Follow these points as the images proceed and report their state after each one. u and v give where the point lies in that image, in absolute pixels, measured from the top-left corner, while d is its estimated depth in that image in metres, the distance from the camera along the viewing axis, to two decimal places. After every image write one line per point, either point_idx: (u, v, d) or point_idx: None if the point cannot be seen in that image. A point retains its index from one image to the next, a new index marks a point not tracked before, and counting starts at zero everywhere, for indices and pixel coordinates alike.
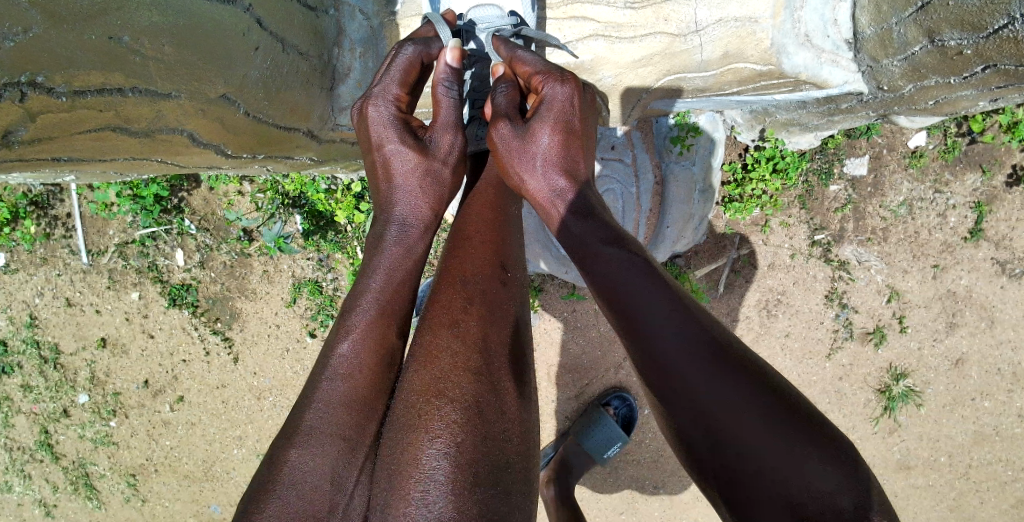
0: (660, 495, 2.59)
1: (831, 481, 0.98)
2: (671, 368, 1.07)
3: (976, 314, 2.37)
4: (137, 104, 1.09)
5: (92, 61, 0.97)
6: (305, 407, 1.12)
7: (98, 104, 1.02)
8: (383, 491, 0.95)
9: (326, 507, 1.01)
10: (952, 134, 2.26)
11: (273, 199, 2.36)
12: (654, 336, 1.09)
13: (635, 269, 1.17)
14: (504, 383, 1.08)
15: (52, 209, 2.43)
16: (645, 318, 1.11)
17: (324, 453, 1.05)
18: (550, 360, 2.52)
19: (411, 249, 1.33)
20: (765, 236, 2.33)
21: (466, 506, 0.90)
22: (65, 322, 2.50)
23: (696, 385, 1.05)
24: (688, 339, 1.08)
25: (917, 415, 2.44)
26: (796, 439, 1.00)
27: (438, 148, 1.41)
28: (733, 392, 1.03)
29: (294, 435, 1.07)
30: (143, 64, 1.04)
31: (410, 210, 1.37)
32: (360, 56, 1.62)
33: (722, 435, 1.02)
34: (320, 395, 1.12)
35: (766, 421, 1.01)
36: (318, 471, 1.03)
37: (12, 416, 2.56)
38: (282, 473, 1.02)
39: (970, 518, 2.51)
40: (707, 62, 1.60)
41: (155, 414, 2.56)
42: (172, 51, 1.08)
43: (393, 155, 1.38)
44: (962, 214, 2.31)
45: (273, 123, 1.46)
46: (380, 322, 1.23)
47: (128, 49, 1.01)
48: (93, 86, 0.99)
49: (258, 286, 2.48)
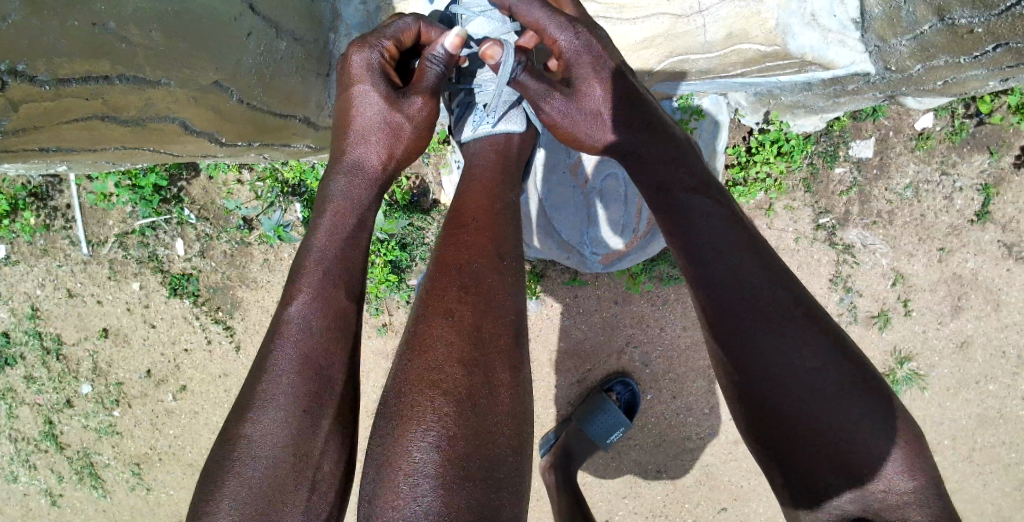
0: (663, 479, 2.59)
1: (867, 442, 1.05)
2: (735, 331, 1.13)
3: (981, 297, 2.35)
4: (124, 93, 1.06)
5: (80, 47, 0.94)
6: (257, 376, 1.14)
7: (85, 91, 1.00)
8: (373, 479, 0.98)
9: (287, 476, 1.07)
10: (959, 116, 2.22)
11: (272, 187, 2.34)
12: (719, 298, 1.16)
13: (706, 238, 1.21)
14: (498, 373, 1.08)
15: (51, 200, 2.41)
16: (717, 280, 1.16)
17: (280, 420, 1.09)
18: (552, 346, 2.51)
19: (355, 206, 1.34)
20: (769, 219, 2.30)
21: (455, 500, 0.92)
22: (66, 313, 2.50)
23: (752, 342, 1.11)
24: (754, 305, 1.13)
25: (921, 398, 2.43)
26: (850, 407, 1.06)
27: (409, 104, 1.43)
28: (793, 360, 1.08)
29: (247, 409, 1.11)
30: (131, 52, 1.02)
31: (360, 159, 1.39)
32: (357, 40, 1.63)
33: (763, 392, 1.10)
34: (267, 365, 1.14)
35: (822, 392, 1.06)
36: (273, 443, 1.07)
37: (16, 408, 2.57)
38: (238, 448, 1.06)
39: (972, 500, 2.50)
40: (711, 43, 1.57)
41: (158, 403, 2.56)
42: (160, 38, 1.06)
43: (359, 98, 1.40)
44: (968, 196, 2.28)
45: (269, 111, 1.44)
46: (329, 287, 1.23)
47: (115, 36, 0.98)
48: (77, 74, 0.96)
49: (259, 274, 2.47)
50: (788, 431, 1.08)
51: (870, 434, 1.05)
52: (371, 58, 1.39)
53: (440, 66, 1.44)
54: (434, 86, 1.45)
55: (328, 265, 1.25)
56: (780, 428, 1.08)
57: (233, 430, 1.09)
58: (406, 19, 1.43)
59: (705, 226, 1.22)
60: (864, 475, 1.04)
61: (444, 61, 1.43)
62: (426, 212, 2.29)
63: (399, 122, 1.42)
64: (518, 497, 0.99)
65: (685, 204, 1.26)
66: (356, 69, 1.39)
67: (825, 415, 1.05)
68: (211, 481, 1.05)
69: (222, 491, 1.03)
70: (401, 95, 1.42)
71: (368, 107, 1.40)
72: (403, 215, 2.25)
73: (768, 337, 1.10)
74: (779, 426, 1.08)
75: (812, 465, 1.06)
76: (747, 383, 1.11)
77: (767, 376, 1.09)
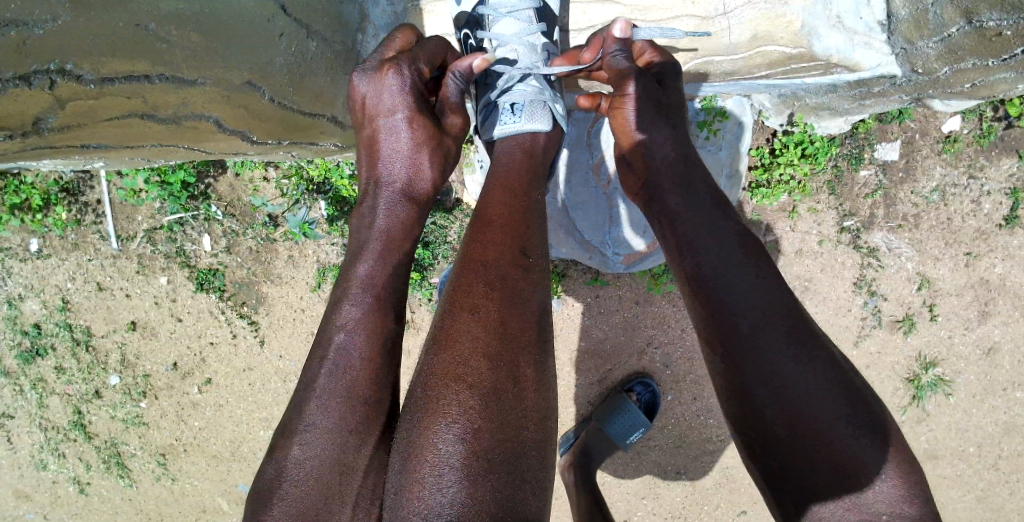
0: (682, 480, 2.59)
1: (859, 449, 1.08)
2: (743, 340, 1.16)
3: (1009, 303, 2.32)
4: (162, 91, 1.10)
5: (123, 46, 0.97)
6: (305, 399, 1.19)
7: (126, 90, 1.04)
8: (400, 469, 1.01)
9: (334, 495, 1.11)
10: (987, 119, 2.19)
11: (298, 184, 2.37)
12: (730, 307, 1.19)
13: (713, 241, 1.26)
14: (523, 368, 1.09)
15: (82, 196, 2.48)
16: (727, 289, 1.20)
17: (324, 446, 1.13)
18: (571, 346, 2.52)
19: (404, 228, 1.41)
20: (792, 222, 2.29)
21: (480, 492, 0.94)
22: (96, 306, 2.57)
23: (752, 341, 1.15)
24: (763, 313, 1.16)
25: (946, 404, 2.40)
26: (843, 414, 1.10)
27: (447, 123, 1.56)
28: (799, 368, 1.12)
29: (295, 431, 1.15)
30: (170, 51, 1.05)
31: (410, 182, 1.47)
32: (384, 41, 1.66)
33: (760, 391, 1.13)
34: (315, 387, 1.19)
35: (825, 400, 1.10)
36: (321, 462, 1.12)
37: (47, 397, 2.64)
38: (286, 468, 1.11)
39: (999, 509, 2.45)
40: (736, 44, 1.57)
41: (184, 395, 2.62)
42: (196, 37, 1.08)
43: (400, 123, 1.46)
44: (996, 200, 2.25)
45: (299, 110, 1.47)
46: (373, 309, 1.29)
47: (155, 36, 1.01)
48: (120, 74, 1.00)
49: (283, 270, 2.51)
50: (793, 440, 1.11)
51: (861, 440, 1.08)
52: (412, 82, 1.45)
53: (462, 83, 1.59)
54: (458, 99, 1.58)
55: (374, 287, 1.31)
56: (784, 437, 1.11)
57: (281, 449, 1.14)
58: (430, 40, 1.53)
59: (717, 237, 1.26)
60: (855, 478, 1.07)
61: (465, 76, 1.58)
62: (449, 210, 2.30)
63: (439, 141, 1.51)
64: (542, 491, 1.00)
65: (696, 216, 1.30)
66: (396, 95, 1.44)
67: (818, 418, 1.09)
68: (260, 499, 1.09)
69: (272, 508, 1.06)
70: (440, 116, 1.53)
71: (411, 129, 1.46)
72: None
73: (775, 344, 1.14)
74: (784, 434, 1.11)
75: (805, 466, 1.10)
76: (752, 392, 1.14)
77: (774, 384, 1.12)
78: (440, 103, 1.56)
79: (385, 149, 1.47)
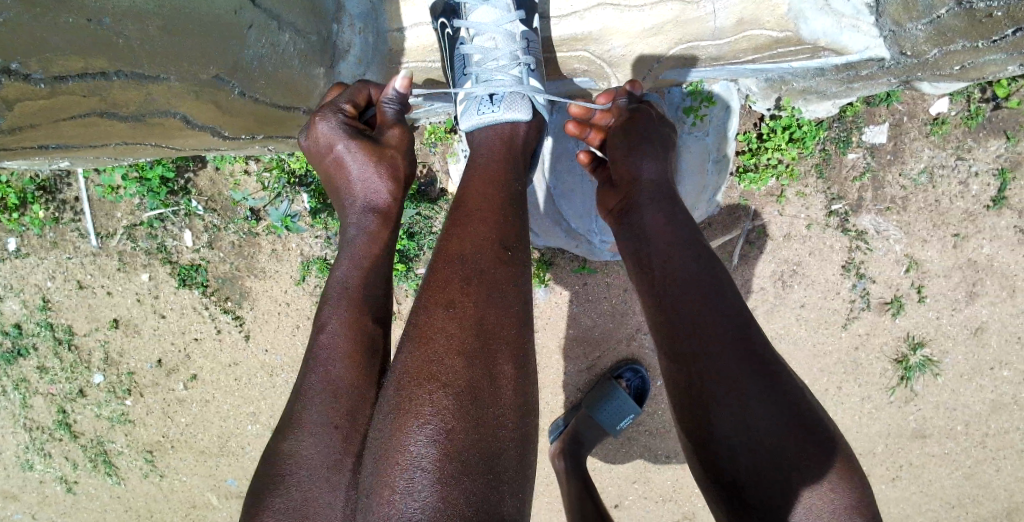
0: (673, 465, 2.60)
1: (807, 450, 1.19)
2: (709, 365, 1.24)
3: (996, 284, 2.32)
4: (123, 89, 1.06)
5: (75, 43, 0.94)
6: (297, 398, 1.25)
7: (80, 89, 1.00)
8: (373, 471, 1.00)
9: (325, 493, 1.17)
10: (975, 100, 2.18)
11: (279, 177, 2.35)
12: (696, 333, 1.27)
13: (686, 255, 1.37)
14: (500, 366, 1.08)
15: (60, 193, 2.43)
16: (693, 315, 1.29)
17: (312, 441, 1.20)
18: (560, 334, 2.51)
19: (370, 239, 1.40)
20: (780, 206, 2.27)
21: (451, 495, 0.94)
22: (77, 305, 2.52)
23: (718, 346, 1.25)
24: (727, 338, 1.25)
25: (934, 385, 2.41)
26: (795, 420, 1.21)
27: (389, 139, 1.46)
28: (759, 391, 1.21)
29: (289, 431, 1.22)
30: (128, 47, 1.01)
31: (368, 203, 1.45)
32: (360, 31, 1.63)
33: (722, 392, 1.22)
34: (305, 389, 1.25)
35: (781, 418, 1.20)
36: (312, 461, 1.18)
37: (30, 398, 2.60)
38: (280, 467, 1.18)
39: (985, 486, 2.48)
40: (721, 29, 1.54)
41: (170, 392, 2.59)
42: (157, 32, 1.04)
43: (341, 156, 1.44)
44: (984, 181, 2.24)
45: (272, 104, 1.43)
46: (352, 311, 1.32)
47: (111, 31, 0.97)
48: (73, 71, 0.97)
49: (267, 264, 2.47)
50: (753, 457, 1.19)
51: (809, 443, 1.20)
52: (336, 121, 1.43)
53: (398, 104, 1.49)
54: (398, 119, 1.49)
55: (350, 289, 1.35)
56: (745, 457, 1.19)
57: (276, 448, 1.21)
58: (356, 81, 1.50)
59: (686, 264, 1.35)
60: (803, 478, 1.18)
61: (400, 97, 1.48)
62: (433, 201, 2.27)
63: (383, 159, 1.44)
64: (520, 490, 1.00)
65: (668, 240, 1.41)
66: (327, 135, 1.43)
67: (774, 424, 1.20)
68: (258, 496, 1.17)
69: (268, 505, 1.14)
70: (378, 135, 1.45)
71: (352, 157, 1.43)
72: (410, 204, 2.23)
73: (738, 369, 1.23)
74: (745, 453, 1.20)
75: (760, 467, 1.19)
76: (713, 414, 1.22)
77: (735, 407, 1.21)
78: (379, 126, 1.47)
79: (340, 182, 1.47)
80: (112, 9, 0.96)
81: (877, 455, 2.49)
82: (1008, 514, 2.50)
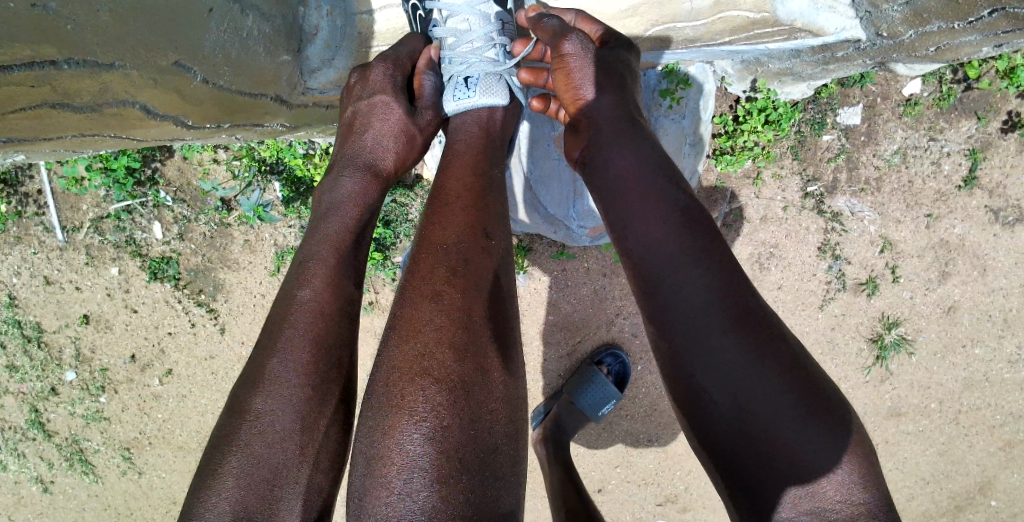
0: (653, 448, 2.62)
1: (805, 434, 1.11)
2: (686, 352, 1.19)
3: (968, 263, 2.35)
4: (75, 78, 1.01)
5: (18, 30, 0.89)
6: (268, 352, 1.23)
7: (29, 78, 0.95)
8: (364, 473, 0.97)
9: (292, 454, 1.16)
10: (947, 81, 2.21)
11: (249, 165, 2.29)
12: (684, 319, 1.20)
13: (658, 235, 1.27)
14: (490, 358, 1.07)
15: (22, 186, 2.34)
16: (675, 298, 1.21)
17: (289, 398, 1.18)
18: (539, 319, 2.50)
19: (360, 199, 1.44)
20: (757, 189, 2.28)
21: (452, 496, 0.92)
22: (45, 301, 2.44)
23: (695, 335, 1.18)
24: (705, 329, 1.17)
25: (907, 363, 2.45)
26: (790, 402, 1.13)
27: (420, 118, 1.58)
28: (756, 380, 1.13)
29: (259, 386, 1.19)
30: (78, 33, 0.96)
31: (372, 160, 1.50)
32: (327, 14, 1.61)
33: (699, 378, 1.17)
34: (279, 343, 1.23)
35: (772, 407, 1.12)
36: (282, 422, 1.17)
37: (0, 397, 2.52)
38: (246, 422, 1.16)
39: (958, 461, 2.54)
40: (696, 11, 1.58)
41: (145, 388, 2.53)
42: (108, 16, 1.00)
43: (380, 114, 1.52)
44: (956, 161, 2.27)
45: (238, 91, 1.38)
46: (335, 269, 1.33)
47: (57, 17, 0.93)
48: (18, 60, 0.91)
49: (240, 256, 2.42)
50: (750, 447, 1.13)
51: (808, 427, 1.12)
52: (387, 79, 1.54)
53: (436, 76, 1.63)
54: (434, 95, 1.62)
55: (342, 249, 1.37)
56: (734, 444, 1.14)
57: (242, 404, 1.19)
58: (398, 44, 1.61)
59: (662, 240, 1.26)
60: (804, 469, 1.10)
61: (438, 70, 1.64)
62: (409, 187, 2.22)
63: (406, 136, 1.55)
64: (516, 485, 1.00)
65: (638, 223, 1.30)
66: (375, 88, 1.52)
67: (762, 408, 1.13)
68: (220, 452, 1.14)
69: (230, 460, 1.13)
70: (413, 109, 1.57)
71: (391, 119, 1.52)
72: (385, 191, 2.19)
73: (720, 363, 1.15)
74: (733, 444, 1.15)
75: (750, 454, 1.13)
76: (704, 401, 1.17)
77: (721, 402, 1.15)
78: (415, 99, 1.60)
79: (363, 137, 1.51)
80: None
81: None
82: (980, 487, 2.56)
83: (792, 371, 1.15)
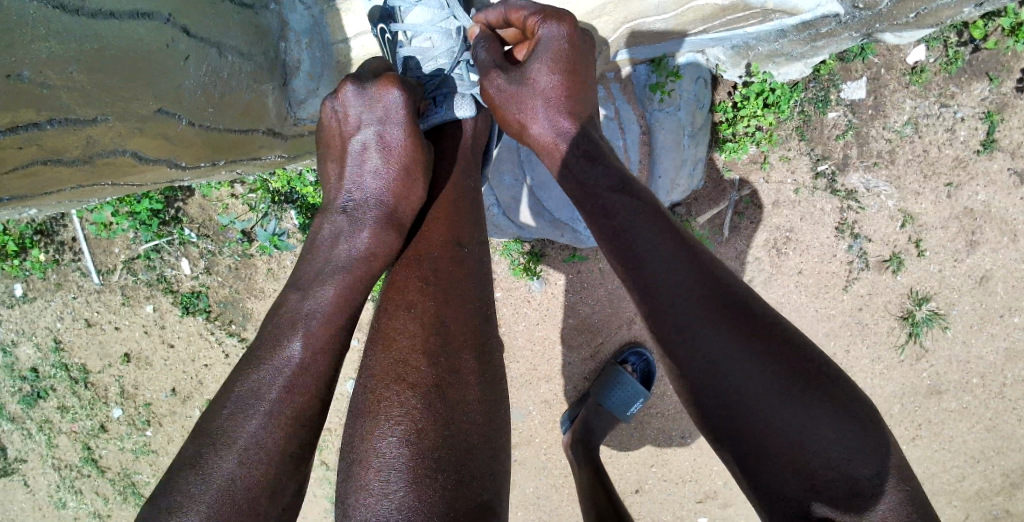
0: (688, 444, 2.59)
1: (818, 420, 1.07)
2: (688, 347, 1.13)
3: (997, 230, 2.27)
4: (59, 135, 1.08)
5: (3, 101, 0.94)
6: (228, 408, 1.10)
7: (16, 139, 1.01)
8: (344, 482, 1.04)
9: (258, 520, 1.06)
10: (952, 45, 2.16)
11: (264, 197, 2.38)
12: (664, 310, 1.16)
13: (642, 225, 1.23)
14: (465, 360, 1.17)
15: (58, 235, 2.48)
16: (659, 290, 1.17)
17: (262, 466, 1.07)
18: (558, 324, 2.50)
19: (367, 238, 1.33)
20: (765, 173, 2.25)
21: (427, 495, 0.98)
22: (88, 342, 2.57)
23: (685, 332, 1.13)
24: (699, 314, 1.13)
25: (943, 337, 2.37)
26: (796, 392, 1.08)
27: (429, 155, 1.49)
28: (756, 369, 1.09)
29: (224, 443, 1.07)
30: (55, 96, 1.03)
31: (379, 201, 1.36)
32: (307, 46, 1.67)
33: (710, 366, 1.11)
34: (232, 400, 1.11)
35: (776, 396, 1.08)
36: (250, 481, 1.06)
37: (54, 437, 2.66)
38: (206, 486, 1.02)
39: (1009, 436, 2.43)
40: (663, 5, 1.57)
41: (187, 419, 2.63)
42: (82, 77, 1.06)
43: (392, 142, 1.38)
44: (972, 126, 2.20)
45: (225, 129, 1.46)
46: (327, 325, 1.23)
47: (34, 83, 0.98)
48: (3, 127, 0.98)
49: (265, 284, 2.51)
50: (755, 441, 1.08)
51: (823, 416, 1.07)
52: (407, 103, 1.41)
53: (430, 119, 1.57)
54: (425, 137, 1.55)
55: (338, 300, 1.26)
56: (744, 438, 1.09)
57: (201, 464, 1.05)
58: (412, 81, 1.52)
59: (638, 235, 1.22)
60: (825, 460, 1.05)
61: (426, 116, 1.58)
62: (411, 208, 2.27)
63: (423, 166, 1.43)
64: (495, 480, 1.06)
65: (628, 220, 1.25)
66: (393, 109, 1.38)
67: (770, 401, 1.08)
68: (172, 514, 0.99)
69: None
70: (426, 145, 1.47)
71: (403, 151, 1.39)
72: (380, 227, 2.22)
73: (722, 351, 1.11)
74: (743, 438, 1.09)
75: (763, 446, 1.08)
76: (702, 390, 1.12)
77: (724, 392, 1.10)
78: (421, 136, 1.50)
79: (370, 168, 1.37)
80: (33, 61, 0.97)
81: (894, 415, 2.45)
82: None
83: (798, 359, 1.11)
